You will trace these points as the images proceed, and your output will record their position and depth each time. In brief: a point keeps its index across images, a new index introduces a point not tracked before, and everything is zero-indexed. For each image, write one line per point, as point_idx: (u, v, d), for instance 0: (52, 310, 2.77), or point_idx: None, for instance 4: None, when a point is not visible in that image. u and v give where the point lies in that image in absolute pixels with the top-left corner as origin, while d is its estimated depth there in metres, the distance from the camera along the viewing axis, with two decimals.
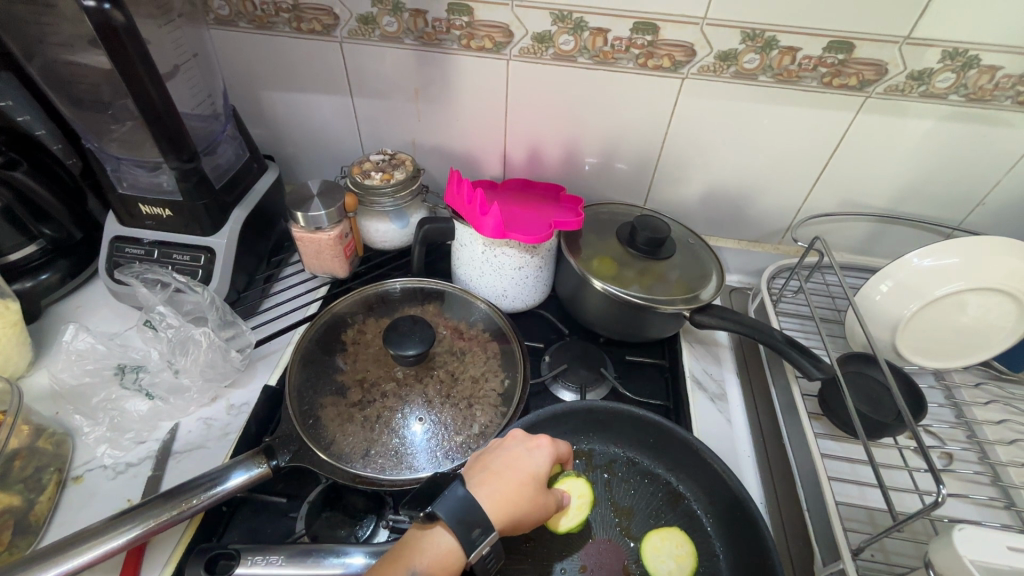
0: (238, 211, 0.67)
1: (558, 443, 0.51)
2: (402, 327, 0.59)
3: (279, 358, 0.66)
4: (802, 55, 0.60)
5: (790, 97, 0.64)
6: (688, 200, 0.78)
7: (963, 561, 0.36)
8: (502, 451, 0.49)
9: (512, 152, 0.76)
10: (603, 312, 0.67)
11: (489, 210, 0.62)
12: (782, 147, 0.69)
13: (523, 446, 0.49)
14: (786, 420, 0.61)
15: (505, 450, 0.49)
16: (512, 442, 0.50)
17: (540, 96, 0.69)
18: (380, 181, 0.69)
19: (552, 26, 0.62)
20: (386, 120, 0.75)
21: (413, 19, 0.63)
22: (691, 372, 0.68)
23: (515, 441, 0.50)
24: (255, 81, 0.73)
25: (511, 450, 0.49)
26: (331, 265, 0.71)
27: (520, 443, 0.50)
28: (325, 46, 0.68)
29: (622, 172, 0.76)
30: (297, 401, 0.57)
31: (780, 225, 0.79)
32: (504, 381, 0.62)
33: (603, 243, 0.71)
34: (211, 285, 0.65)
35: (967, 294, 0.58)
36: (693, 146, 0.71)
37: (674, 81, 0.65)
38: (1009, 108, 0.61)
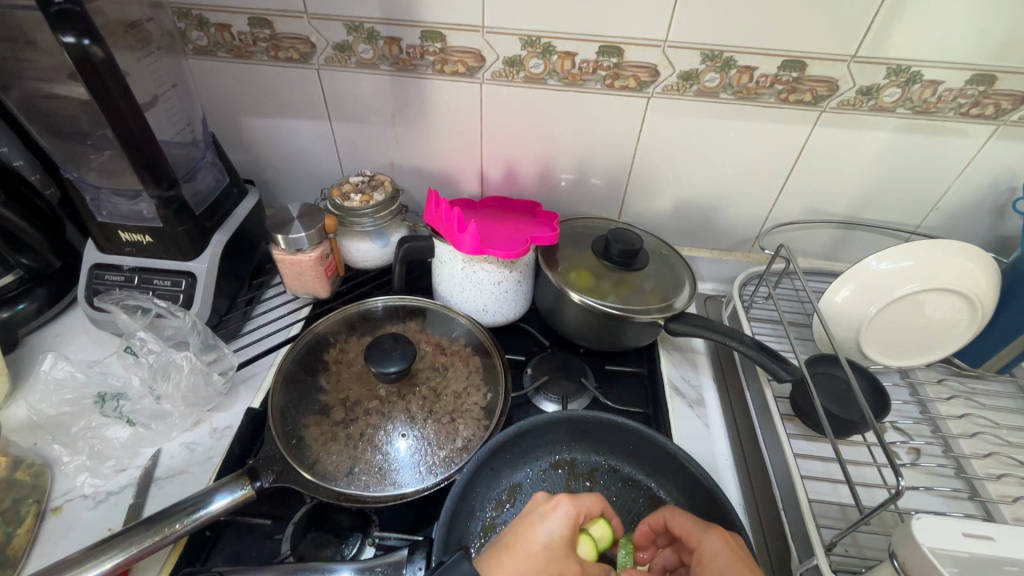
0: (218, 235, 0.68)
1: (580, 501, 0.46)
2: (384, 344, 0.60)
3: (262, 380, 0.67)
4: (758, 73, 0.63)
5: (750, 113, 0.67)
6: (661, 212, 0.81)
7: (922, 549, 0.38)
8: (519, 518, 0.45)
9: (489, 171, 0.78)
10: (582, 324, 0.69)
11: (467, 227, 0.63)
12: (747, 159, 0.72)
13: (540, 512, 0.45)
14: (761, 422, 0.63)
15: (522, 517, 0.45)
16: (532, 507, 0.46)
17: (513, 116, 0.71)
18: (360, 202, 0.70)
19: (522, 50, 0.64)
20: (364, 143, 0.77)
21: (388, 46, 0.66)
22: (669, 379, 0.70)
23: (533, 507, 0.46)
24: (234, 108, 0.75)
25: (527, 517, 0.45)
26: (313, 286, 0.72)
27: (539, 508, 0.45)
28: (302, 73, 0.69)
29: (597, 186, 0.79)
30: (280, 422, 0.57)
31: (749, 234, 0.82)
32: (486, 395, 0.63)
33: (579, 256, 0.73)
34: (193, 310, 0.65)
35: (922, 295, 0.61)
36: (662, 161, 0.74)
37: (640, 100, 0.68)
38: (953, 118, 0.64)
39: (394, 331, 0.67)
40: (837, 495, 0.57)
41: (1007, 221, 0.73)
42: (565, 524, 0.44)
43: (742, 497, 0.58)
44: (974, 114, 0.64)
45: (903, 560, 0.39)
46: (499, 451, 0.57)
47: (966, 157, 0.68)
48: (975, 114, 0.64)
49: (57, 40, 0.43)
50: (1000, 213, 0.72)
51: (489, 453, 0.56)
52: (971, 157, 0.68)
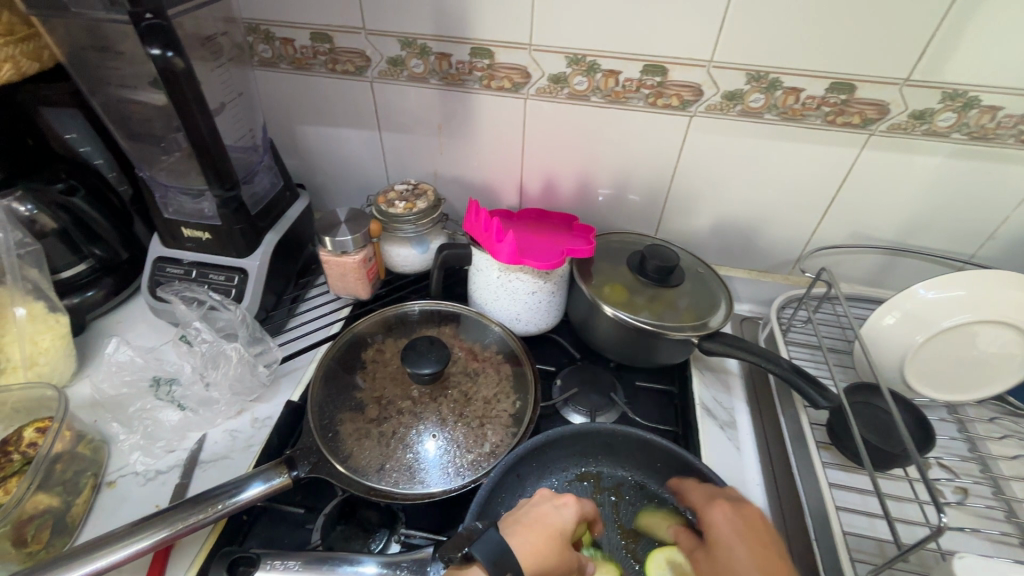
0: (270, 234, 0.72)
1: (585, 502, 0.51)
2: (420, 346, 0.62)
3: (302, 374, 0.70)
4: (805, 95, 0.63)
5: (796, 133, 0.67)
6: (699, 230, 0.80)
7: None
8: (529, 506, 0.49)
9: (528, 183, 0.80)
10: (614, 338, 0.69)
11: (505, 237, 0.65)
12: (790, 181, 0.71)
13: (551, 503, 0.49)
14: (795, 450, 0.61)
15: (533, 506, 0.49)
16: (541, 499, 0.49)
17: (555, 131, 0.73)
18: (403, 209, 0.73)
19: (567, 68, 0.66)
20: (410, 153, 0.80)
21: (438, 61, 0.69)
22: (700, 400, 0.69)
23: (544, 498, 0.49)
24: (291, 116, 0.79)
25: (539, 507, 0.48)
26: (355, 288, 0.75)
27: (549, 500, 0.49)
28: (356, 85, 0.73)
29: (634, 203, 0.79)
30: (318, 416, 0.60)
31: (790, 256, 0.80)
32: (515, 403, 0.64)
33: (614, 270, 0.73)
34: (243, 304, 0.69)
35: (974, 327, 0.58)
36: (702, 179, 0.74)
37: (683, 119, 0.68)
38: (1013, 146, 0.62)
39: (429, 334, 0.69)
40: (874, 530, 0.55)
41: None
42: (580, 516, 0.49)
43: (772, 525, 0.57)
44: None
45: None
46: (526, 458, 0.58)
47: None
48: None
49: (145, 51, 0.48)
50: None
51: (515, 459, 0.57)
52: None
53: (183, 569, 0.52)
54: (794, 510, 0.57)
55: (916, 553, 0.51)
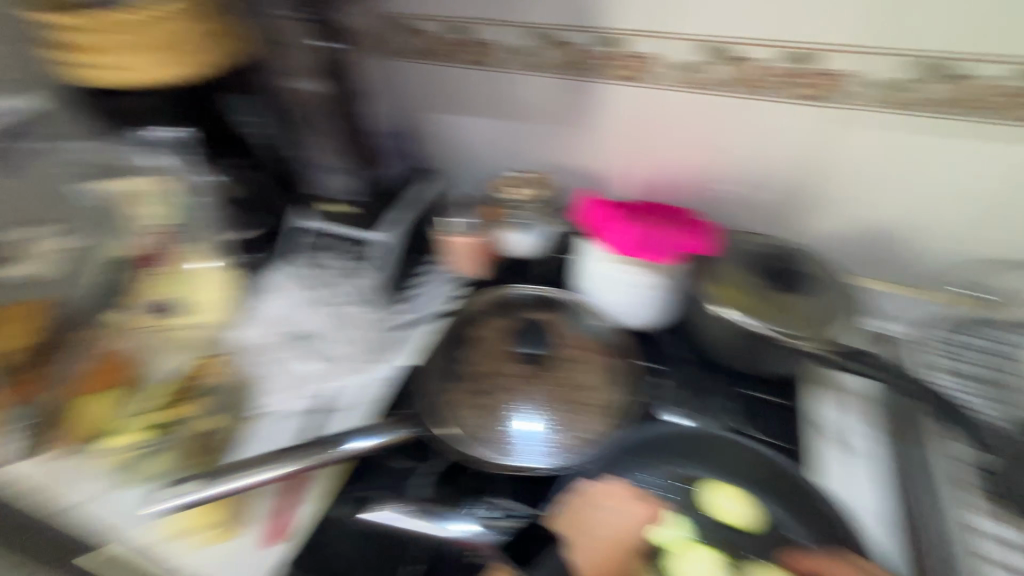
0: (393, 211, 0.78)
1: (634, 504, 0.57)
2: (529, 333, 0.68)
3: (414, 342, 0.74)
4: (974, 83, 0.57)
5: (958, 126, 0.60)
6: (834, 236, 0.73)
7: None
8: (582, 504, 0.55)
9: (643, 176, 0.78)
10: (723, 339, 0.66)
11: (616, 227, 0.65)
12: (947, 181, 0.64)
13: (610, 507, 0.56)
14: (919, 482, 0.58)
15: (596, 512, 0.55)
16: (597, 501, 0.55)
17: (680, 120, 0.71)
18: (522, 198, 0.77)
19: (696, 55, 0.65)
20: (528, 142, 0.81)
21: (567, 51, 0.70)
22: (817, 420, 0.64)
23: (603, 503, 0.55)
24: (420, 105, 0.84)
25: (592, 514, 0.54)
26: (463, 265, 0.79)
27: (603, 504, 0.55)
28: (485, 75, 0.77)
29: (760, 202, 0.74)
30: (427, 382, 0.65)
31: (944, 272, 0.71)
32: (613, 394, 0.64)
33: (730, 270, 0.68)
34: (372, 274, 0.77)
35: None
36: (842, 177, 0.68)
37: (823, 109, 0.64)
38: None
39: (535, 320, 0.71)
40: None
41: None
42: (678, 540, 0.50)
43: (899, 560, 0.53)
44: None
45: None
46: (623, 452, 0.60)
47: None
48: None
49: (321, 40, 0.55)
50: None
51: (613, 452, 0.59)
52: None
53: (308, 505, 0.56)
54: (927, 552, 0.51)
55: None
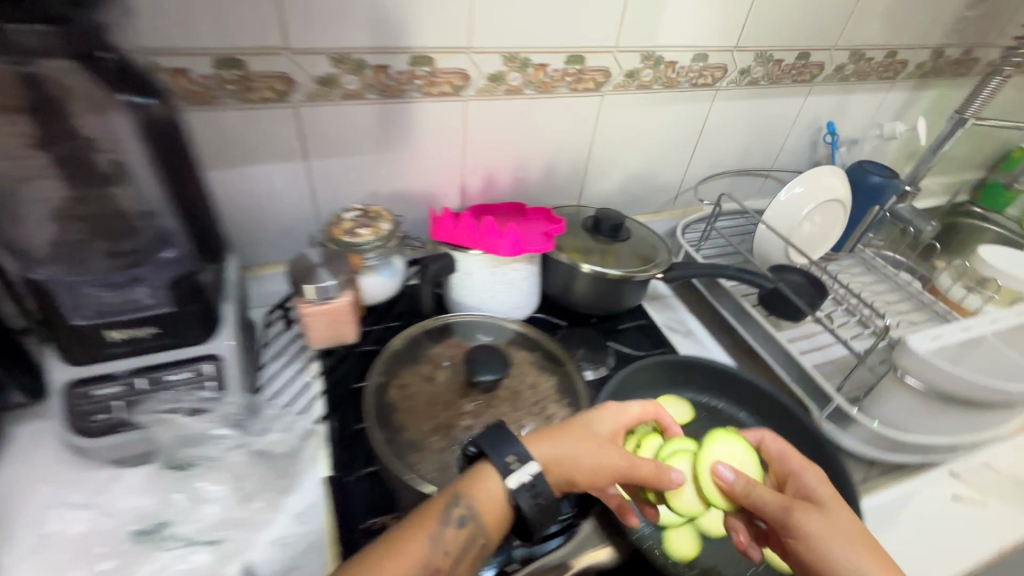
0: (227, 305, 0.60)
1: None
2: (478, 357, 0.62)
3: (319, 445, 0.62)
4: (679, 66, 0.79)
5: (672, 99, 0.83)
6: (610, 191, 0.93)
7: (921, 354, 0.57)
8: None
9: (469, 181, 0.80)
10: (589, 292, 0.79)
11: (504, 232, 0.67)
12: (658, 149, 0.90)
13: None
14: (745, 325, 0.81)
15: None
16: None
17: (491, 131, 0.76)
18: (370, 235, 0.68)
19: (503, 66, 0.69)
20: (346, 178, 0.72)
21: (376, 75, 0.64)
22: (663, 323, 0.88)
23: None
24: (192, 163, 0.63)
25: None
26: (342, 333, 0.66)
27: None
28: (278, 114, 0.63)
29: (561, 177, 0.87)
30: (392, 467, 0.57)
31: (676, 194, 0.99)
32: (553, 379, 0.69)
33: (570, 240, 0.81)
34: (232, 390, 0.57)
35: (819, 208, 0.83)
36: (609, 150, 0.86)
37: (596, 98, 0.78)
38: (790, 85, 0.90)
39: (443, 356, 0.69)
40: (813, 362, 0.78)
41: (846, 123, 1.02)
42: (639, 411, 0.57)
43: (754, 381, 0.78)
44: (850, 55, 0.91)
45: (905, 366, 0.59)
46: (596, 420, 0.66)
47: (834, 71, 0.92)
48: (801, 80, 0.90)
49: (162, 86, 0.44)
50: (849, 107, 1.00)
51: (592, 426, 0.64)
52: (800, 108, 0.96)
53: None
54: (787, 366, 0.75)
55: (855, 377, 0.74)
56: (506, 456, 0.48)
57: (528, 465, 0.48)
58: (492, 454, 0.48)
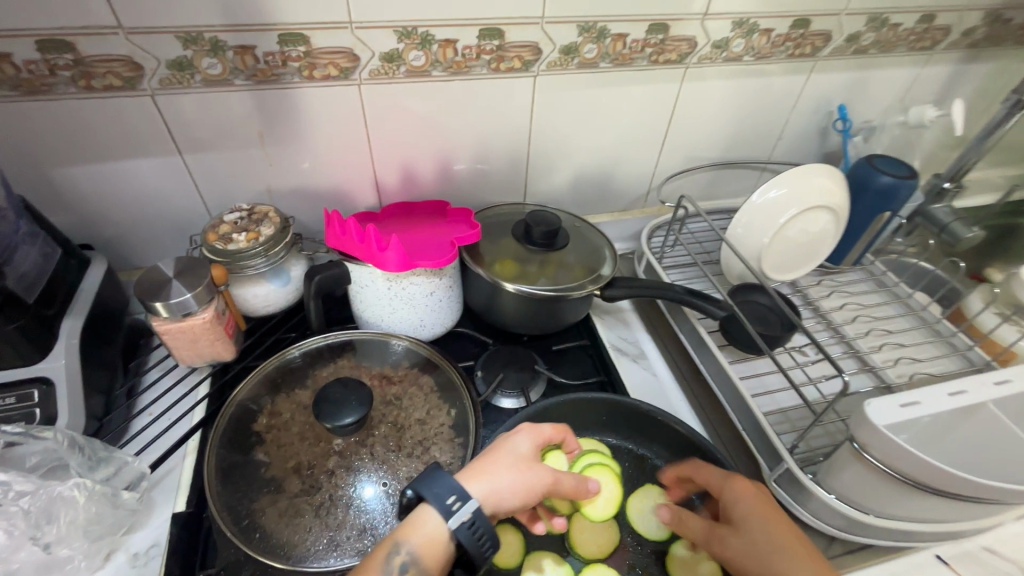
0: (69, 320, 0.54)
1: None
2: (333, 394, 0.54)
3: (179, 477, 0.55)
4: (630, 39, 0.65)
5: (628, 78, 0.69)
6: (561, 186, 0.81)
7: (880, 429, 0.45)
8: None
9: (383, 177, 0.71)
10: (515, 311, 0.68)
11: (388, 243, 0.58)
12: (616, 139, 0.77)
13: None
14: (699, 354, 0.68)
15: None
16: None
17: (400, 119, 0.65)
18: (246, 241, 0.60)
19: (399, 43, 0.58)
20: (232, 174, 0.64)
21: (240, 57, 0.55)
22: (610, 343, 0.73)
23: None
24: (42, 157, 0.57)
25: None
26: (212, 351, 0.61)
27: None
28: (131, 103, 0.55)
29: (495, 171, 0.76)
30: (232, 518, 0.49)
31: (643, 190, 0.86)
32: (451, 412, 0.59)
33: (497, 246, 0.71)
34: (60, 423, 0.50)
35: (802, 215, 0.69)
36: (553, 140, 0.74)
37: (527, 80, 0.66)
38: (783, 60, 0.74)
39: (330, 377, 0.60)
40: (776, 403, 0.65)
41: (864, 106, 0.84)
42: (533, 442, 0.49)
43: (700, 422, 0.65)
44: (867, 21, 0.73)
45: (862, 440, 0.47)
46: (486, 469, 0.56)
47: (845, 43, 0.74)
48: (799, 54, 0.74)
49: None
50: (869, 86, 0.81)
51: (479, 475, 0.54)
52: (800, 90, 0.79)
53: None
54: (738, 409, 0.61)
55: (822, 426, 0.61)
56: (446, 497, 0.42)
57: (470, 505, 0.42)
58: (427, 496, 0.42)
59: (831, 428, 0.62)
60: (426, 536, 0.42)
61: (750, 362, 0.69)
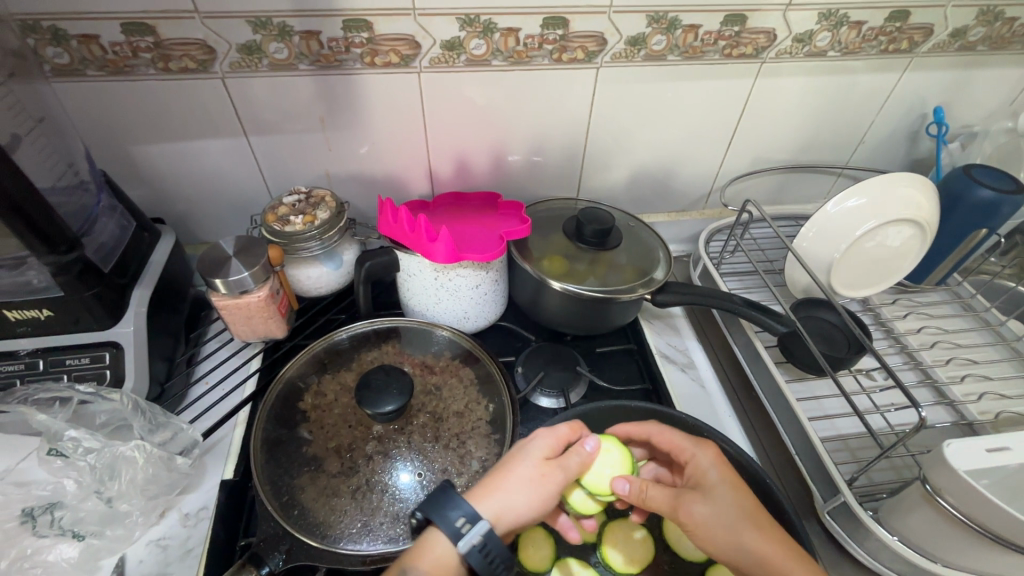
0: (138, 290, 0.57)
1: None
2: (375, 381, 0.55)
3: (231, 446, 0.58)
4: (703, 31, 0.61)
5: (697, 72, 0.65)
6: (616, 182, 0.78)
7: (960, 473, 0.41)
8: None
9: (437, 166, 0.71)
10: (562, 310, 0.66)
11: (438, 235, 0.58)
12: (679, 137, 0.73)
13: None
14: (754, 369, 0.64)
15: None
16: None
17: (457, 109, 0.65)
18: (302, 224, 0.61)
19: (461, 31, 0.57)
20: (292, 156, 0.66)
21: (306, 42, 0.56)
22: (657, 349, 0.70)
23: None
24: (122, 134, 0.60)
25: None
26: (266, 328, 0.63)
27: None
28: (204, 86, 0.58)
29: (550, 165, 0.74)
30: (274, 493, 0.51)
31: (704, 191, 0.81)
32: (489, 407, 0.59)
33: (548, 241, 0.69)
34: (127, 386, 0.54)
35: (882, 228, 0.63)
36: (611, 135, 0.71)
37: (590, 72, 0.63)
38: (875, 56, 0.67)
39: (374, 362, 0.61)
40: (836, 429, 0.60)
41: (965, 109, 0.76)
42: (545, 447, 0.47)
43: (749, 441, 0.62)
44: (977, 14, 0.65)
45: (938, 485, 0.43)
46: None
47: (948, 38, 0.67)
48: (893, 50, 0.67)
49: None
50: (972, 88, 0.73)
51: None
52: (890, 89, 0.72)
53: None
54: (793, 433, 0.58)
55: (887, 459, 0.57)
56: (456, 520, 0.41)
57: (482, 527, 0.42)
58: (438, 520, 0.41)
59: (897, 462, 0.57)
60: (435, 563, 0.41)
61: (809, 382, 0.65)
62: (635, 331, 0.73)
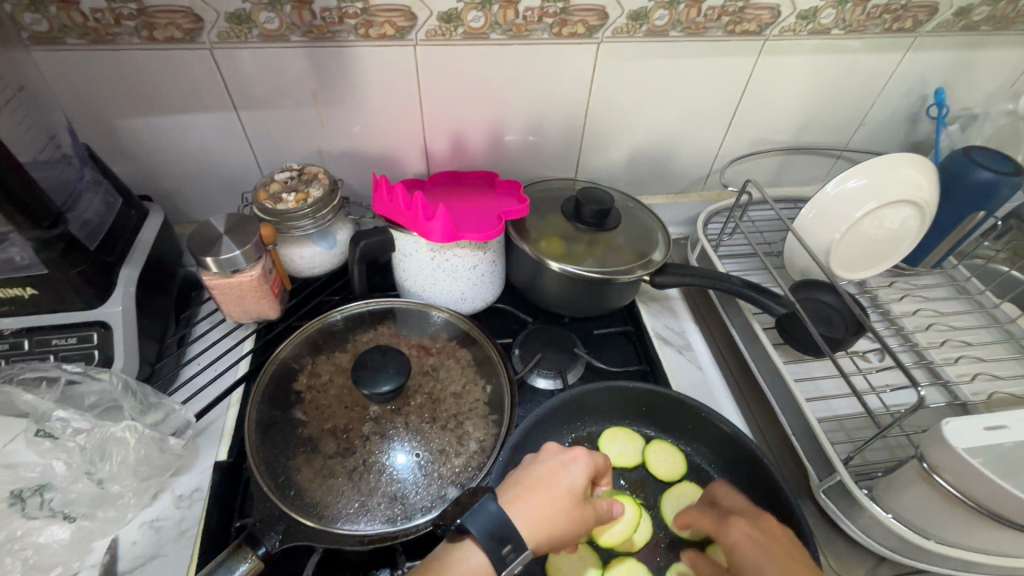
0: (126, 269, 0.55)
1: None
2: (372, 361, 0.54)
3: (224, 427, 0.57)
4: (706, 6, 0.60)
5: (699, 49, 0.64)
6: (615, 162, 0.77)
7: (957, 451, 0.42)
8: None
9: (433, 144, 0.69)
10: (560, 291, 0.66)
11: (435, 213, 0.56)
12: (679, 117, 0.72)
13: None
14: (751, 350, 0.64)
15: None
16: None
17: (454, 84, 0.63)
18: (295, 202, 0.59)
19: (458, 3, 0.56)
20: (283, 132, 0.64)
21: (297, 11, 0.54)
22: (655, 331, 0.70)
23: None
24: (105, 106, 0.58)
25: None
26: (258, 308, 0.62)
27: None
28: (191, 56, 0.55)
29: (549, 144, 0.72)
30: (269, 473, 0.50)
31: (702, 172, 0.81)
32: (487, 388, 0.58)
33: (546, 222, 0.68)
34: (116, 366, 0.53)
35: (882, 209, 0.63)
36: (611, 113, 0.70)
37: (590, 47, 0.62)
38: (879, 35, 0.66)
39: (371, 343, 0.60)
40: (832, 409, 0.61)
41: (966, 91, 0.75)
42: (585, 474, 0.48)
43: (745, 421, 0.62)
44: None
45: (935, 463, 0.43)
46: (519, 447, 0.55)
47: (953, 17, 0.66)
48: (897, 29, 0.66)
49: None
50: (974, 68, 0.73)
51: (510, 453, 0.53)
52: (892, 70, 0.71)
53: None
54: (790, 413, 0.58)
55: (881, 439, 0.57)
56: (501, 543, 0.41)
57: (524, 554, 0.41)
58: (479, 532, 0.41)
59: (891, 442, 0.58)
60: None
61: (805, 363, 0.65)
62: (632, 313, 0.73)
